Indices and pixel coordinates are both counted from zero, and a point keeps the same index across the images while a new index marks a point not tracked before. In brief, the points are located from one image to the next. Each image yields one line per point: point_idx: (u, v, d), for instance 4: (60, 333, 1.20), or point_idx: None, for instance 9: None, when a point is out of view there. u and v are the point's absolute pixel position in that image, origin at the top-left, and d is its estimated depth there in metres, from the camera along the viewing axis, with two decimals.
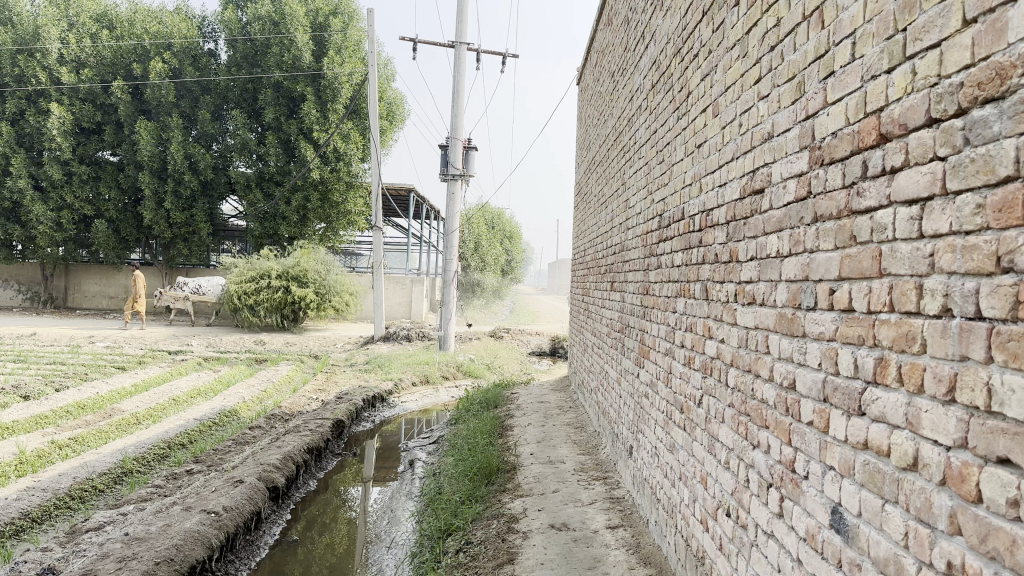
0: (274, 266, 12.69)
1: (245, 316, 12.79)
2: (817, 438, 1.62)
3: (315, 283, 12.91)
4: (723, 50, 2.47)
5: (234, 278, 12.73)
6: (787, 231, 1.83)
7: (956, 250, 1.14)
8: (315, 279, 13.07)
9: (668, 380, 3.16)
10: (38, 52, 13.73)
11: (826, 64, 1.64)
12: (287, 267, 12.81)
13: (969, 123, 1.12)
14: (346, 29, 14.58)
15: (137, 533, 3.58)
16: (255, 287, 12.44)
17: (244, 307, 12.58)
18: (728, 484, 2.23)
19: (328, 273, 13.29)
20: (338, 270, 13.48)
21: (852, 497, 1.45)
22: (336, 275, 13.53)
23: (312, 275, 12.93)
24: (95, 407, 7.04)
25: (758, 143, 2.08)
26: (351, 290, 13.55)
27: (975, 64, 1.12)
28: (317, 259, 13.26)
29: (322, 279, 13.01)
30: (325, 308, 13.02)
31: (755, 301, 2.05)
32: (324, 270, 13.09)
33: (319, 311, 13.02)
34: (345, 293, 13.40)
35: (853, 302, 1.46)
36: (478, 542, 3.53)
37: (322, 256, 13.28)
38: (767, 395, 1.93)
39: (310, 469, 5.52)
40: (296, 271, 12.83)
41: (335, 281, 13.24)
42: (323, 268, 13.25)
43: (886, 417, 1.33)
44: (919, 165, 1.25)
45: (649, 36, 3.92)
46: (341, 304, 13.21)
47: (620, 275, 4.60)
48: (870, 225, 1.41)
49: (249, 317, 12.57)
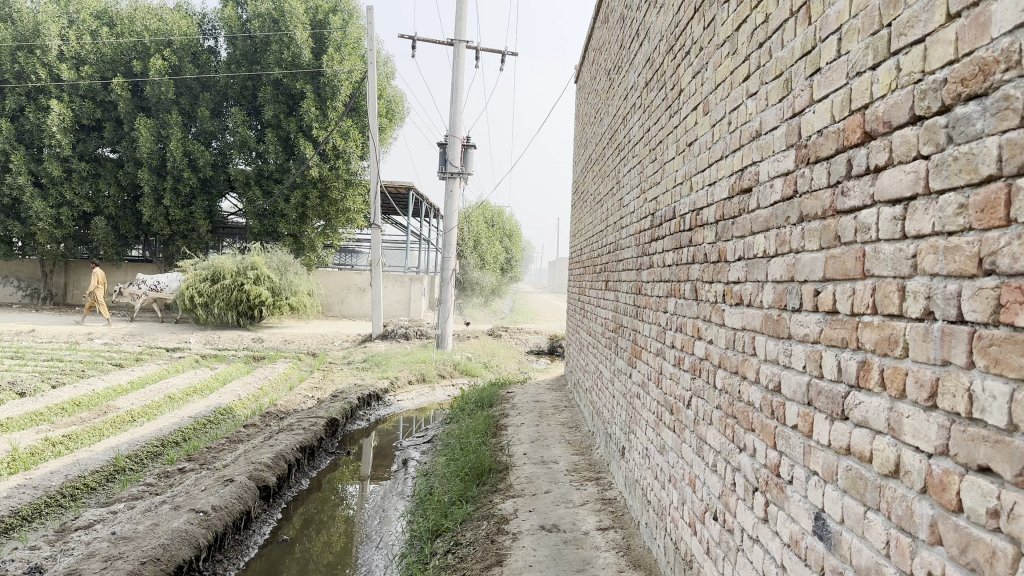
0: (228, 264, 12.52)
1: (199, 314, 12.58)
2: (801, 443, 1.59)
3: (271, 282, 12.81)
4: (714, 47, 2.43)
5: (188, 277, 12.52)
6: (774, 231, 1.80)
7: (938, 251, 1.11)
8: (270, 278, 12.96)
9: (658, 380, 3.13)
10: (38, 48, 13.68)
11: (812, 61, 1.61)
12: (242, 265, 12.68)
13: (953, 120, 1.09)
14: (346, 27, 14.52)
15: (125, 532, 3.56)
16: (211, 286, 12.25)
17: (198, 305, 12.39)
18: (715, 487, 2.19)
19: (284, 272, 13.21)
20: (293, 269, 13.35)
21: (835, 503, 1.42)
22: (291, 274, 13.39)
23: (266, 274, 12.79)
24: (90, 404, 7.01)
25: (747, 141, 2.04)
26: (307, 289, 13.49)
27: (958, 60, 1.08)
28: (272, 259, 13.18)
29: (278, 278, 12.91)
30: (281, 306, 12.91)
31: (742, 302, 2.01)
32: (279, 269, 12.97)
33: (275, 310, 12.86)
34: (300, 292, 13.33)
35: (838, 303, 1.43)
36: (468, 543, 3.50)
37: (277, 255, 13.19)
38: (753, 398, 1.90)
39: (303, 468, 5.49)
40: (252, 269, 12.71)
41: (290, 280, 13.16)
42: (278, 268, 13.16)
43: (869, 422, 1.29)
44: (902, 164, 1.22)
45: (644, 33, 3.88)
46: (297, 302, 13.12)
47: (615, 274, 4.57)
48: (854, 225, 1.38)
49: (204, 316, 12.36)
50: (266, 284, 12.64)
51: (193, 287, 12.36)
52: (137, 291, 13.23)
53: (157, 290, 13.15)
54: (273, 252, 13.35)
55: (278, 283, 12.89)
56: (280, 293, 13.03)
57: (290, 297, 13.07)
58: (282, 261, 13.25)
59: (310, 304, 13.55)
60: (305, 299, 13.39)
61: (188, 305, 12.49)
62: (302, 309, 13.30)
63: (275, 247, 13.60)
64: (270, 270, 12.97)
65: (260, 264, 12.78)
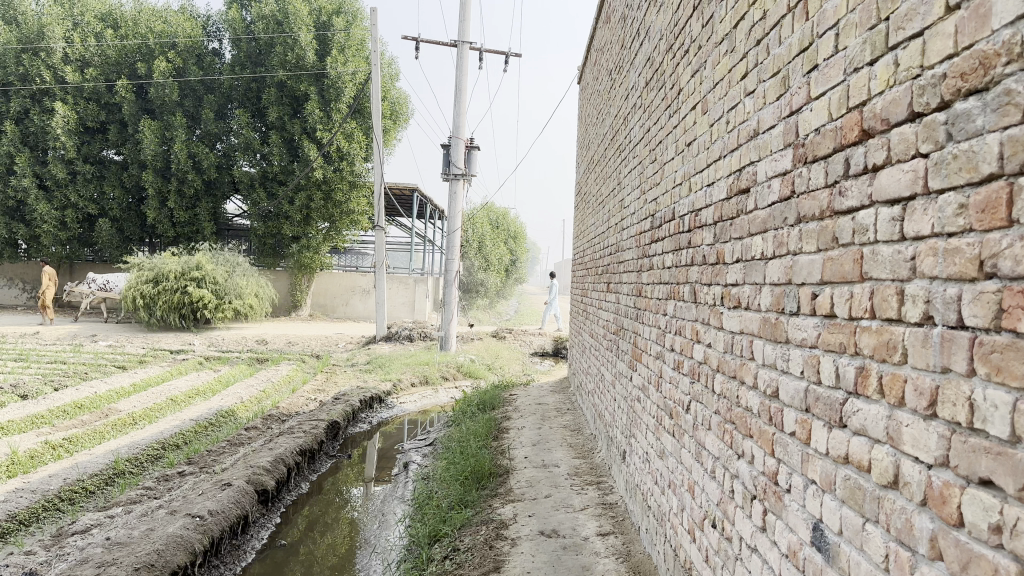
0: (172, 266, 12.29)
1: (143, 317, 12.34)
2: (799, 450, 1.54)
3: (217, 286, 12.62)
4: (712, 45, 2.39)
5: (130, 280, 12.27)
6: (772, 232, 1.75)
7: (937, 253, 1.06)
8: (215, 281, 12.76)
9: (658, 384, 3.08)
10: (42, 51, 13.70)
11: (810, 58, 1.56)
12: (185, 267, 12.42)
13: (952, 117, 1.05)
14: (350, 28, 14.50)
15: (120, 537, 3.53)
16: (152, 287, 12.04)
17: (140, 308, 12.17)
18: (714, 494, 2.15)
19: (229, 274, 13.03)
20: (240, 271, 13.17)
21: (833, 514, 1.37)
22: (239, 275, 13.20)
23: (212, 276, 12.61)
24: (92, 407, 6.99)
25: (744, 141, 2.00)
26: (253, 291, 13.32)
27: (958, 54, 1.04)
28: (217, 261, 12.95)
29: (223, 281, 12.73)
30: (225, 309, 12.75)
31: (740, 305, 1.97)
32: (225, 271, 12.79)
33: (219, 312, 12.70)
34: (247, 294, 13.20)
35: (835, 308, 1.39)
36: (466, 549, 3.46)
37: (223, 256, 12.97)
38: (751, 403, 1.85)
39: (303, 472, 5.45)
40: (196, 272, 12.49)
41: (236, 283, 12.99)
42: (224, 269, 12.94)
43: (866, 431, 1.25)
44: (901, 161, 1.18)
45: (645, 32, 3.84)
46: (242, 305, 13.00)
47: (616, 276, 4.51)
48: (852, 226, 1.33)
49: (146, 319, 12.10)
50: (210, 287, 12.44)
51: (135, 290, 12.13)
52: (86, 291, 13.18)
53: (106, 290, 13.12)
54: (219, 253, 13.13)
55: (224, 286, 12.71)
56: (226, 295, 12.87)
57: (235, 301, 12.93)
58: (229, 262, 13.06)
59: (256, 306, 13.41)
60: (252, 301, 13.25)
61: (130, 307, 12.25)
62: (247, 312, 13.17)
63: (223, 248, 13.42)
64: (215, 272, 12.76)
65: (206, 266, 12.58)
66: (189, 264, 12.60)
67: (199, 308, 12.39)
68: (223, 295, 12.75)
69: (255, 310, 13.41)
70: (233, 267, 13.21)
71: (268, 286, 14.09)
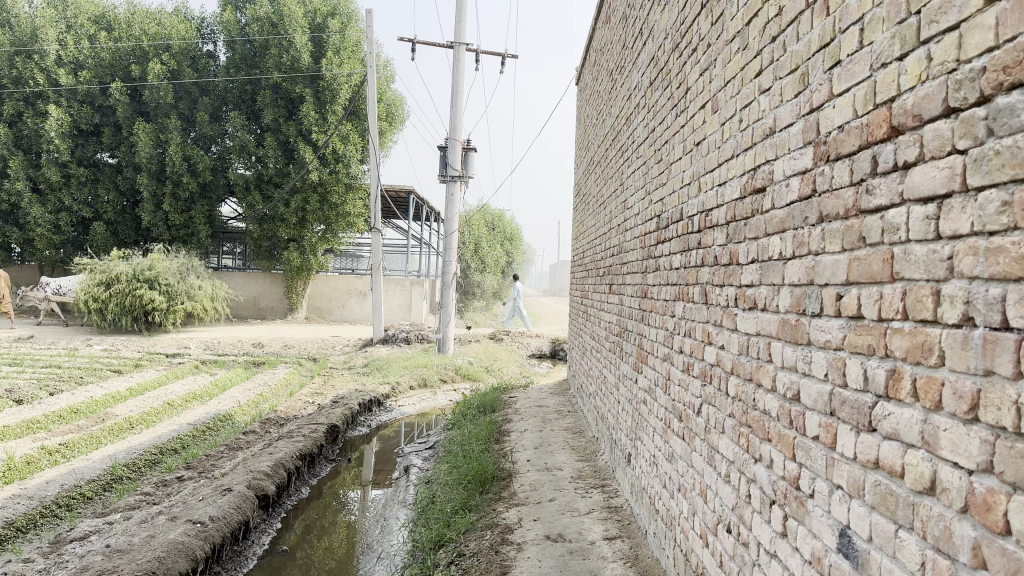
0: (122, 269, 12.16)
1: (95, 320, 12.23)
2: (823, 454, 1.51)
3: (169, 288, 12.53)
4: (723, 43, 2.36)
5: (81, 282, 12.12)
6: (791, 232, 1.72)
7: (978, 252, 1.03)
8: (167, 283, 12.67)
9: (666, 387, 3.05)
10: (36, 53, 13.61)
11: (832, 53, 1.53)
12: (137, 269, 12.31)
13: (993, 112, 1.01)
14: (345, 30, 14.46)
15: (119, 544, 3.49)
16: (103, 290, 11.91)
17: (91, 311, 12.03)
18: (729, 499, 2.12)
19: (181, 276, 12.96)
20: (192, 274, 13.11)
21: (862, 520, 1.34)
22: (191, 278, 13.12)
23: (164, 279, 12.51)
24: (88, 411, 6.93)
25: (760, 139, 1.96)
26: (206, 292, 13.28)
27: (1000, 46, 1.01)
28: (169, 264, 12.85)
29: (175, 283, 12.65)
30: (177, 312, 12.66)
31: (756, 306, 1.94)
32: (177, 273, 12.71)
33: (171, 316, 12.60)
34: (199, 296, 13.14)
35: (863, 308, 1.36)
36: (471, 554, 3.41)
37: (174, 259, 12.90)
38: (769, 406, 1.82)
39: (303, 476, 5.41)
40: (148, 274, 12.37)
41: (188, 285, 12.92)
42: (176, 272, 12.87)
43: (899, 435, 1.21)
44: (936, 158, 1.14)
45: (647, 31, 3.81)
46: (194, 307, 12.93)
47: (619, 277, 4.48)
48: (881, 226, 1.30)
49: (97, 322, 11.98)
50: (162, 290, 12.33)
51: (86, 293, 12.01)
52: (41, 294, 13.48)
53: (60, 293, 13.42)
54: (171, 256, 13.05)
55: (176, 289, 12.62)
56: (178, 297, 12.80)
57: (187, 303, 12.86)
58: (180, 264, 12.98)
59: (208, 308, 13.36)
60: (204, 303, 13.19)
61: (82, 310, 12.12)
62: (199, 314, 13.13)
63: (176, 251, 13.37)
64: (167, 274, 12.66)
65: (158, 269, 12.47)
66: (140, 266, 12.48)
67: (151, 311, 12.27)
68: (175, 297, 12.66)
69: (206, 312, 13.36)
70: (185, 269, 13.14)
71: (221, 287, 14.07)
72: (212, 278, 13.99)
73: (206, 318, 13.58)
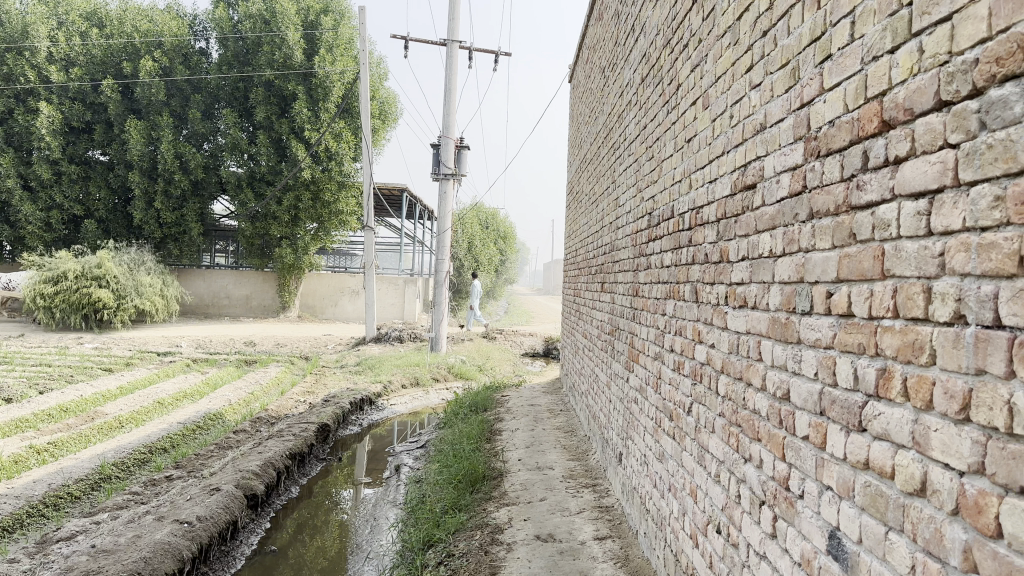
0: (71, 266, 12.12)
1: (43, 318, 12.18)
2: (813, 454, 1.48)
3: (118, 286, 12.51)
4: (714, 39, 2.33)
5: (29, 279, 12.05)
6: (781, 228, 1.69)
7: (970, 248, 1.01)
8: (117, 280, 12.64)
9: (657, 385, 3.02)
10: (27, 50, 13.41)
11: (822, 48, 1.51)
12: (86, 267, 12.26)
13: (987, 104, 0.99)
14: (338, 27, 14.40)
15: (105, 545, 3.45)
16: (50, 288, 11.84)
17: (38, 308, 11.97)
18: (719, 499, 2.09)
19: (131, 274, 12.94)
20: (141, 272, 13.09)
21: (852, 521, 1.31)
22: (141, 276, 13.11)
23: (113, 277, 12.47)
24: (77, 410, 6.88)
25: (750, 135, 1.94)
26: (156, 291, 13.28)
27: (992, 38, 0.98)
28: (117, 261, 12.83)
29: (125, 282, 12.62)
30: (126, 310, 12.63)
31: (746, 304, 1.91)
32: (126, 272, 12.68)
33: (121, 314, 12.58)
34: (150, 294, 13.13)
35: (853, 307, 1.33)
36: (460, 555, 3.38)
37: (123, 257, 12.91)
38: (759, 405, 1.80)
39: (293, 476, 5.37)
40: (97, 272, 12.32)
41: (137, 282, 12.90)
42: (125, 271, 12.85)
43: (890, 435, 1.19)
44: (927, 153, 1.12)
45: (640, 28, 3.78)
46: (144, 305, 12.92)
47: (611, 275, 4.46)
48: (872, 221, 1.28)
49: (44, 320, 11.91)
50: (110, 288, 12.29)
51: (33, 291, 11.93)
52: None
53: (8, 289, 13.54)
54: (120, 254, 13.04)
55: (125, 286, 12.59)
56: (128, 294, 12.78)
57: (137, 301, 12.84)
58: (129, 263, 12.97)
59: (159, 305, 13.35)
60: (154, 300, 13.19)
61: (30, 307, 12.07)
62: (149, 310, 13.13)
63: (126, 247, 13.42)
64: (116, 271, 12.63)
65: (107, 266, 12.44)
66: (89, 263, 12.43)
67: (100, 309, 12.23)
68: (124, 296, 12.64)
69: (157, 309, 13.35)
70: (135, 268, 13.13)
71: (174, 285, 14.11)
72: (163, 273, 13.98)
73: (157, 318, 13.59)
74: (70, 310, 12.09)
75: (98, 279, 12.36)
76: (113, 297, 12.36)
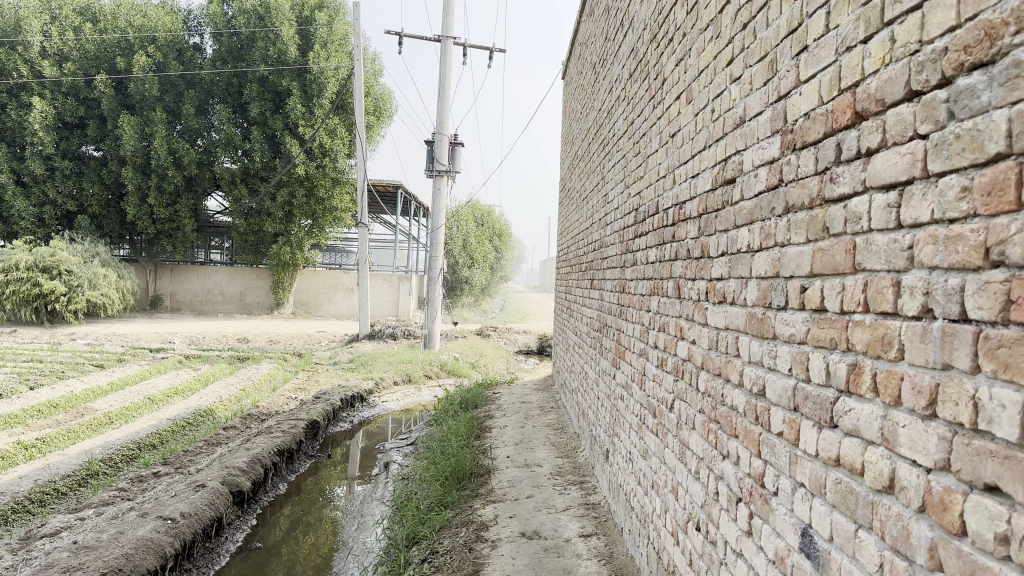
0: (22, 257, 11.96)
1: None
2: (786, 452, 1.47)
3: (71, 278, 12.40)
4: (697, 32, 2.31)
5: None
6: (758, 223, 1.68)
7: (938, 241, 0.99)
8: (69, 272, 12.52)
9: (641, 382, 3.01)
10: (19, 44, 13.21)
11: (799, 39, 1.49)
12: (37, 258, 12.12)
13: (955, 94, 0.97)
14: (332, 23, 14.39)
15: (88, 541, 3.42)
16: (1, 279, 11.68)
17: None
18: (698, 496, 2.07)
19: (84, 266, 12.84)
20: (94, 265, 13.00)
21: (823, 519, 1.29)
22: (94, 269, 13.00)
23: (67, 268, 12.37)
24: (67, 406, 6.85)
25: (730, 129, 1.92)
26: (110, 283, 13.21)
27: (961, 25, 0.96)
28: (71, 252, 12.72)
29: (78, 274, 12.52)
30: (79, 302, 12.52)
31: (725, 300, 1.89)
32: (80, 263, 12.59)
33: (73, 306, 12.48)
34: (102, 287, 13.04)
35: (825, 301, 1.31)
36: (445, 552, 3.36)
37: (77, 248, 12.81)
38: (737, 402, 1.78)
39: (281, 472, 5.35)
40: (50, 263, 12.19)
41: (90, 274, 12.82)
42: (78, 262, 12.75)
43: (859, 431, 1.17)
44: (898, 144, 1.10)
45: (628, 23, 3.76)
46: (97, 298, 12.83)
47: (599, 272, 4.44)
48: (844, 214, 1.26)
49: None
50: (63, 279, 12.19)
51: None
52: None
53: None
54: (74, 245, 12.93)
55: (79, 278, 12.50)
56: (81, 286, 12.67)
57: (90, 293, 12.74)
58: (83, 254, 12.87)
59: (113, 297, 13.27)
60: (108, 293, 13.11)
61: None
62: (102, 303, 13.05)
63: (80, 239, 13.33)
64: (71, 263, 12.53)
65: (60, 257, 12.33)
66: (42, 254, 12.29)
67: (53, 301, 12.12)
68: (77, 287, 12.53)
69: (111, 302, 13.27)
70: (88, 260, 13.04)
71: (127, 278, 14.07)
72: (118, 265, 13.95)
73: (110, 311, 13.49)
74: (21, 302, 11.94)
75: (51, 271, 12.24)
76: (66, 289, 12.26)
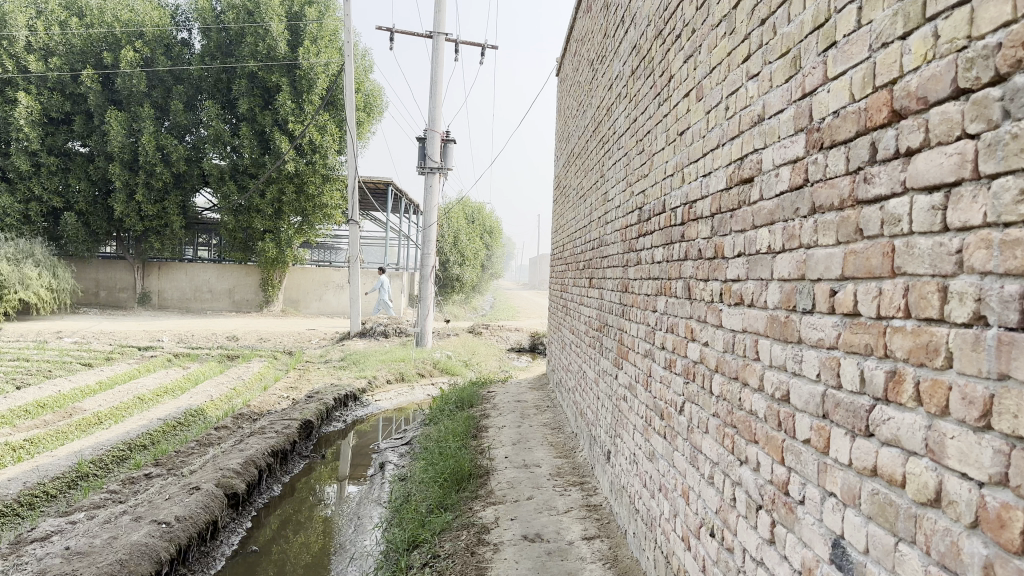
0: None
1: None
2: (814, 459, 1.43)
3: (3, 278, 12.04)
4: (709, 28, 2.27)
5: None
6: (780, 224, 1.63)
7: (992, 245, 0.95)
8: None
9: (647, 383, 2.97)
10: (4, 39, 13.10)
11: (827, 35, 1.44)
12: None
13: (1010, 92, 0.93)
14: (322, 18, 14.27)
15: (80, 546, 3.35)
16: None
17: None
18: (713, 502, 2.03)
19: (16, 264, 12.44)
20: (26, 263, 12.61)
21: (858, 530, 1.25)
22: (25, 267, 12.61)
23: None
24: (55, 406, 6.74)
25: (747, 127, 1.88)
26: (43, 282, 12.84)
27: (1016, 21, 0.92)
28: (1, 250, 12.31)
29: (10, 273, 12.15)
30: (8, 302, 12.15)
31: (743, 302, 1.85)
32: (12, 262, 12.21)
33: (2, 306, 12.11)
34: (34, 286, 12.67)
35: (860, 306, 1.27)
36: (446, 556, 3.31)
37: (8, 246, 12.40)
38: (756, 407, 1.74)
39: (275, 473, 5.28)
40: None
41: (22, 273, 12.44)
42: (9, 260, 12.35)
43: (900, 440, 1.13)
44: (943, 144, 1.06)
45: (630, 19, 3.72)
46: (28, 297, 12.46)
47: (599, 271, 4.41)
48: (880, 217, 1.22)
49: None
50: None
51: None
52: None
53: None
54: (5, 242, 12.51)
55: (10, 277, 12.13)
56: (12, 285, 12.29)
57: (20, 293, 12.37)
58: (15, 252, 12.48)
59: (46, 296, 12.93)
60: (40, 292, 12.76)
61: None
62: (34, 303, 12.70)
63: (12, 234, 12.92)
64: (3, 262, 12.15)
65: None
66: None
67: None
68: (7, 287, 12.16)
69: (44, 301, 12.91)
70: (20, 257, 12.63)
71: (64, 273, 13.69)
72: (54, 262, 13.58)
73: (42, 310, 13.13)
74: None
75: None
76: None
